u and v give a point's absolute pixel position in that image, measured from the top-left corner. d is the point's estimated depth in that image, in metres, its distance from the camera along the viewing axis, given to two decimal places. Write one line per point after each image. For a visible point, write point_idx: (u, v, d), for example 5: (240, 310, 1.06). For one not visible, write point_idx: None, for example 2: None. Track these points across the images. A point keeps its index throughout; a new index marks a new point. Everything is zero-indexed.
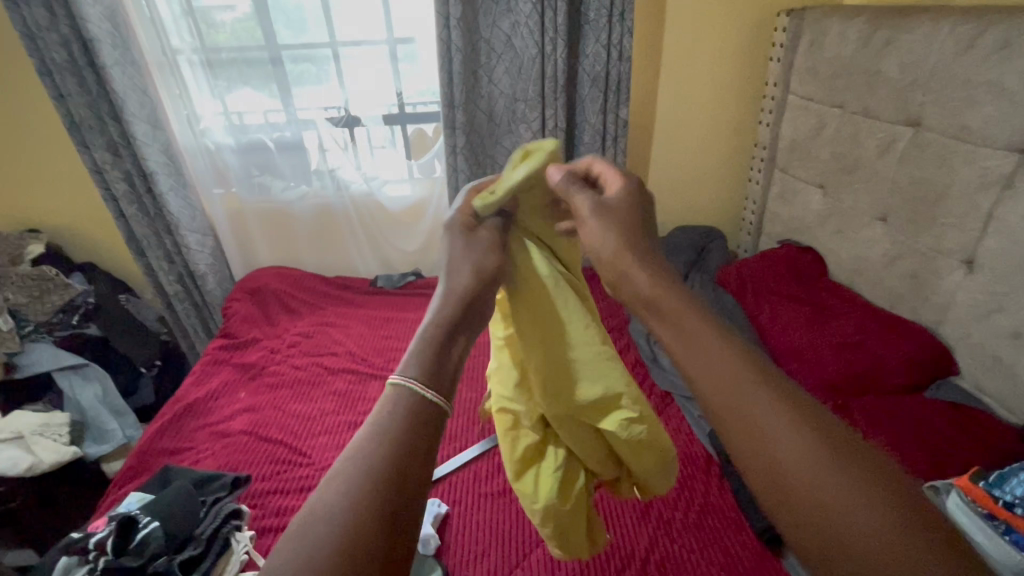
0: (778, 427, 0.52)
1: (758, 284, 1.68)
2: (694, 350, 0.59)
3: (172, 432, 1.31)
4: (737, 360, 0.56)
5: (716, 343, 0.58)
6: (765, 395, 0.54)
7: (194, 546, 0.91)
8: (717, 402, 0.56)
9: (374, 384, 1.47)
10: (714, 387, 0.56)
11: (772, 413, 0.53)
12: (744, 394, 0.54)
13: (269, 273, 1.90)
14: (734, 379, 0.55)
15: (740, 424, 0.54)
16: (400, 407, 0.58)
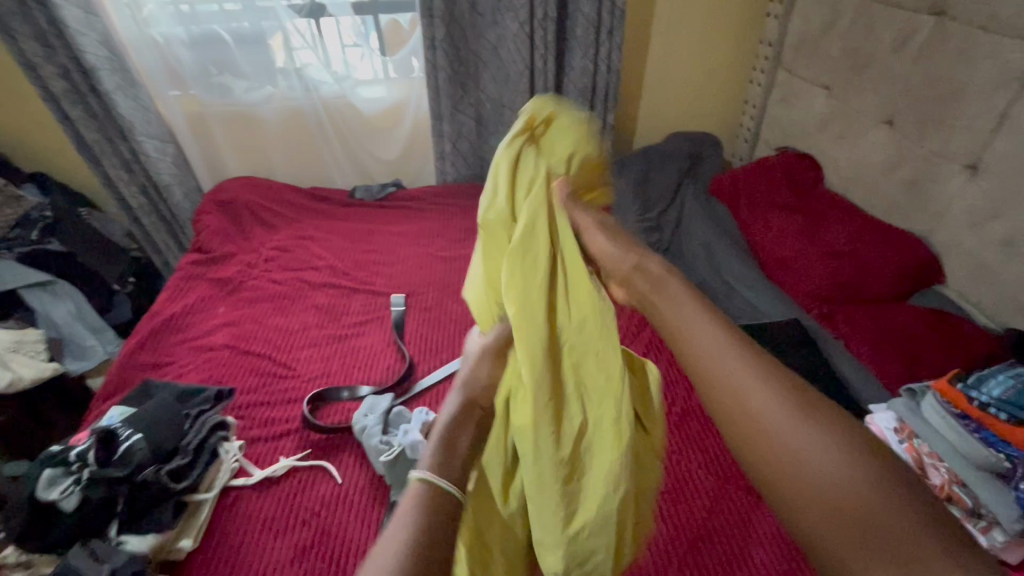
0: (749, 385, 0.70)
1: (751, 193, 1.64)
2: (685, 325, 0.78)
3: (151, 348, 1.28)
4: (722, 338, 0.74)
5: (699, 325, 0.77)
6: (745, 363, 0.72)
7: (181, 455, 0.91)
8: (704, 368, 0.74)
9: (357, 298, 1.44)
10: (700, 360, 0.74)
11: (749, 374, 0.71)
12: (723, 358, 0.73)
13: (240, 184, 1.79)
14: (718, 350, 0.74)
15: (724, 385, 0.71)
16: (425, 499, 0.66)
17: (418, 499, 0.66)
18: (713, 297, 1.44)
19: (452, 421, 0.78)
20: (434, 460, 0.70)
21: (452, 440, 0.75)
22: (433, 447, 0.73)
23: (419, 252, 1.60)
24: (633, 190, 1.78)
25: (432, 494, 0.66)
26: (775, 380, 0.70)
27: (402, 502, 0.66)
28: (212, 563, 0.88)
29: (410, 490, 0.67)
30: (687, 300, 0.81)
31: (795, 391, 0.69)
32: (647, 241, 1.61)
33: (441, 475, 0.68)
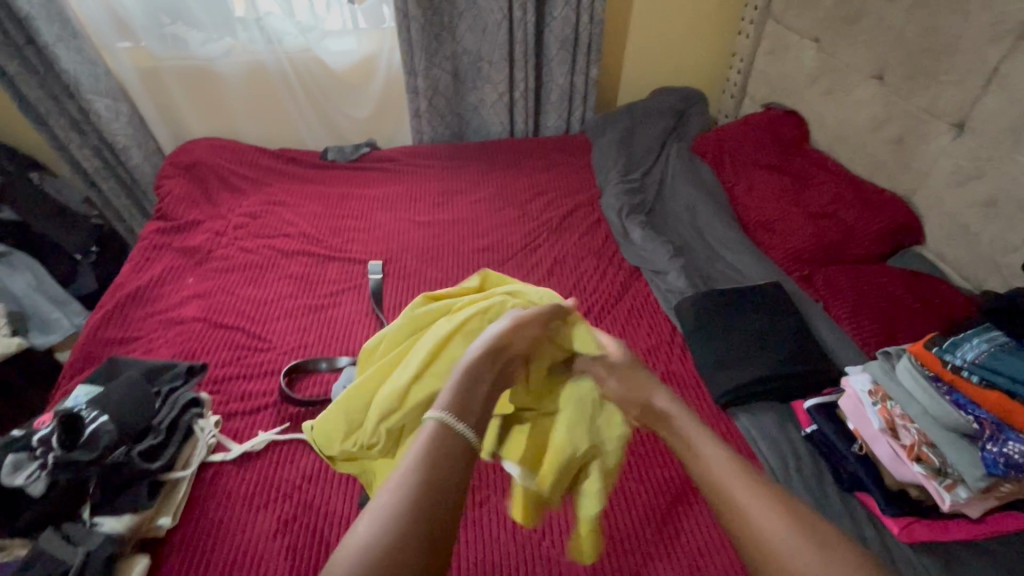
0: (768, 515, 0.60)
1: (737, 153, 1.62)
2: (686, 441, 0.71)
3: (118, 321, 1.22)
4: (725, 455, 0.67)
5: (705, 441, 0.70)
6: (750, 486, 0.63)
7: (154, 435, 0.88)
8: (714, 493, 0.65)
9: (332, 266, 1.40)
10: (709, 481, 0.66)
11: (767, 508, 0.61)
12: (729, 478, 0.65)
13: (203, 145, 1.69)
14: (725, 472, 0.65)
15: (733, 513, 0.63)
16: (439, 443, 0.59)
17: (431, 439, 0.60)
18: (696, 261, 1.43)
19: (472, 368, 0.70)
20: (450, 398, 0.64)
21: (471, 385, 0.68)
22: (451, 386, 0.67)
23: (397, 217, 1.55)
24: (616, 149, 1.73)
25: (445, 439, 0.60)
26: (783, 504, 0.61)
27: (413, 443, 0.60)
28: (194, 540, 0.87)
29: (423, 428, 0.61)
30: (689, 418, 0.75)
31: (810, 518, 0.60)
32: (630, 203, 1.58)
33: (455, 415, 0.62)
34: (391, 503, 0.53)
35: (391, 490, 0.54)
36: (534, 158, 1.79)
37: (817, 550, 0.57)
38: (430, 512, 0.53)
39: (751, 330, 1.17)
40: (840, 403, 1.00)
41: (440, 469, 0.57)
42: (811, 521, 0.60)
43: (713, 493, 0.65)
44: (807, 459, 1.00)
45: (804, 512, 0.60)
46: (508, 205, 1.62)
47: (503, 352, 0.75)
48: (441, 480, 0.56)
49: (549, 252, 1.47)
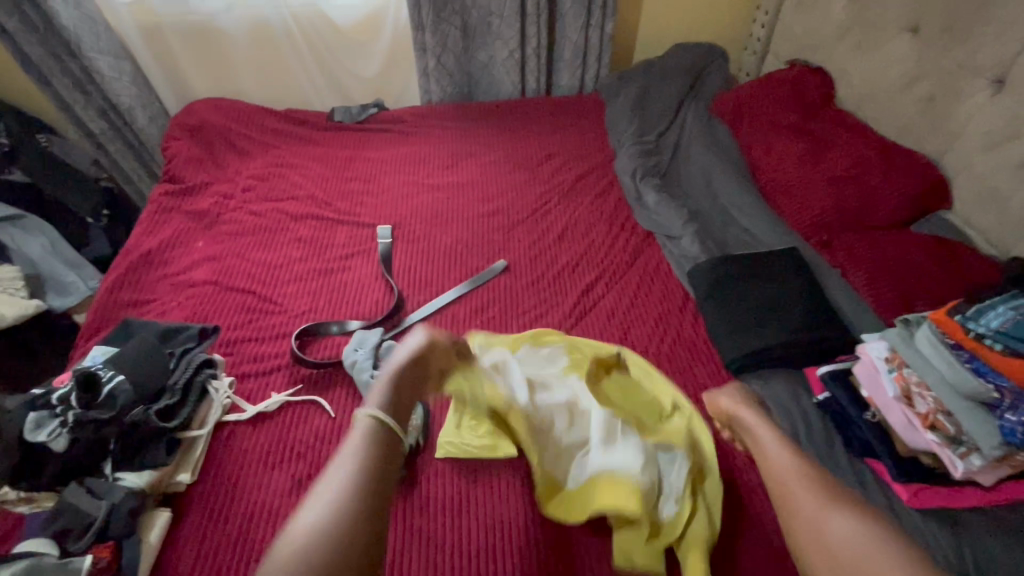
0: (804, 487, 0.70)
1: (757, 113, 1.55)
2: (761, 449, 0.80)
3: (130, 284, 1.22)
4: (795, 461, 0.75)
5: (777, 450, 0.78)
6: (813, 489, 0.70)
7: (170, 395, 0.89)
8: (779, 494, 0.72)
9: (341, 230, 1.38)
10: (776, 483, 0.73)
11: (806, 488, 0.70)
12: (792, 481, 0.72)
13: (208, 106, 1.65)
14: (791, 476, 0.72)
15: (790, 509, 0.69)
16: (372, 437, 0.66)
17: (368, 436, 0.66)
18: (710, 225, 1.40)
19: (405, 368, 0.78)
20: (380, 399, 0.72)
21: (399, 390, 0.75)
22: (382, 389, 0.74)
23: (405, 181, 1.53)
24: (631, 110, 1.67)
25: (380, 434, 0.67)
26: (846, 504, 0.67)
27: (349, 438, 0.66)
28: (212, 495, 0.90)
29: (356, 426, 0.67)
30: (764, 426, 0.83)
31: (869, 515, 0.65)
32: (644, 166, 1.53)
33: (387, 414, 0.70)
34: (338, 492, 0.59)
35: (337, 480, 0.60)
36: (546, 119, 1.74)
37: (841, 511, 0.66)
38: (369, 496, 0.60)
39: (766, 297, 1.15)
40: (854, 370, 0.98)
41: (376, 459, 0.64)
42: (872, 518, 0.64)
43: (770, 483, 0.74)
44: (818, 425, 0.99)
45: (868, 512, 0.65)
46: (518, 168, 1.58)
47: (423, 365, 0.81)
48: (382, 472, 0.63)
49: (560, 216, 1.45)
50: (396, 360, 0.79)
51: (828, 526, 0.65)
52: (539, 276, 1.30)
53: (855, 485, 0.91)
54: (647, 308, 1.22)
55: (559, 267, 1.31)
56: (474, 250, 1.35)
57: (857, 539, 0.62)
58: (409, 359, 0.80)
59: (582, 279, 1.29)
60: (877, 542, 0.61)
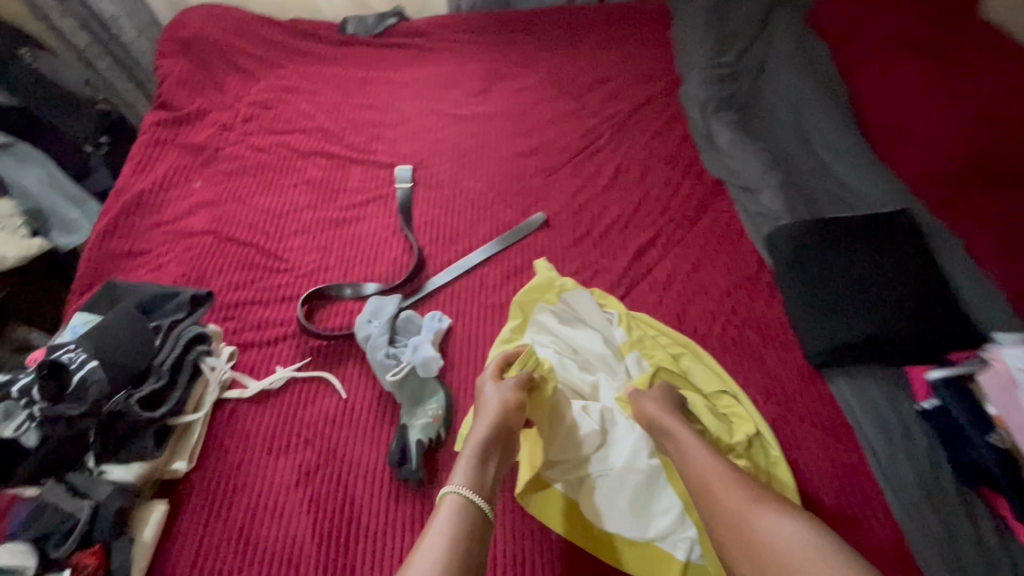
0: (727, 488, 0.68)
1: (867, 25, 1.22)
2: (680, 447, 0.75)
3: (121, 231, 1.09)
4: (715, 459, 0.72)
5: (697, 448, 0.73)
6: (733, 488, 0.68)
7: (155, 379, 0.78)
8: (702, 494, 0.70)
9: (355, 171, 1.20)
10: (698, 481, 0.71)
11: (731, 492, 0.68)
12: (715, 481, 0.69)
13: (202, 15, 1.42)
14: (716, 474, 0.70)
15: (719, 514, 0.67)
16: (461, 516, 0.67)
17: (455, 514, 0.67)
18: (796, 174, 1.14)
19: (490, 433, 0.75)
20: (467, 472, 0.71)
21: (485, 458, 0.74)
22: (466, 458, 0.73)
23: (429, 110, 1.30)
24: (705, 20, 1.35)
25: (463, 511, 0.67)
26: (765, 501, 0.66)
27: (438, 515, 0.68)
28: (212, 483, 0.81)
29: (445, 503, 0.69)
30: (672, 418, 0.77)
31: (788, 508, 0.65)
32: (718, 95, 1.25)
33: (474, 489, 0.70)
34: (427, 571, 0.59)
35: (428, 560, 0.61)
36: (598, 32, 1.44)
37: (769, 512, 0.65)
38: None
39: (867, 273, 0.93)
40: (980, 377, 0.78)
41: (464, 537, 0.65)
42: (801, 520, 0.64)
43: (696, 489, 0.71)
44: (920, 440, 0.81)
45: (794, 511, 0.65)
46: (563, 95, 1.32)
47: (508, 425, 0.76)
48: (471, 551, 0.64)
49: (611, 157, 1.21)
50: (479, 424, 0.76)
51: (760, 532, 0.63)
52: (584, 233, 1.09)
53: (964, 519, 0.74)
54: (713, 278, 1.02)
55: (608, 222, 1.10)
56: (507, 199, 1.15)
57: (801, 546, 0.61)
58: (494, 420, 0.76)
59: (635, 239, 1.08)
60: (821, 548, 0.60)
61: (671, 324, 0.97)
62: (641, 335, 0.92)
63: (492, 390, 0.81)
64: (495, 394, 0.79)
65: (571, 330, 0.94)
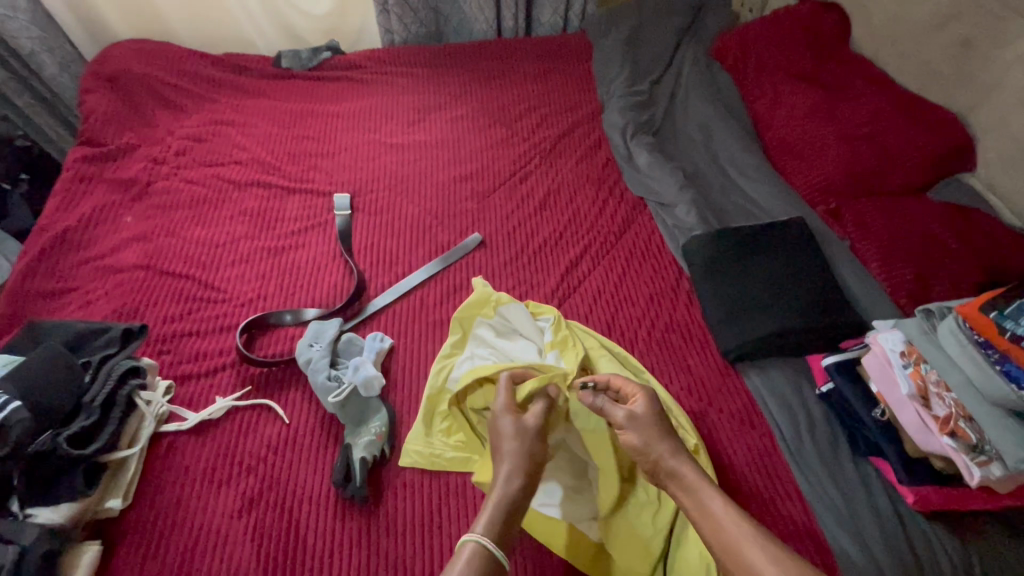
0: (743, 536, 0.65)
1: (762, 56, 1.38)
2: (697, 496, 0.71)
3: (46, 270, 1.06)
4: (733, 510, 0.68)
5: (714, 499, 0.70)
6: (761, 544, 0.64)
7: (85, 415, 0.77)
8: (729, 558, 0.65)
9: (293, 199, 1.22)
10: (723, 542, 0.66)
11: (750, 546, 0.64)
12: (742, 537, 0.65)
13: (128, 51, 1.42)
14: (736, 528, 0.66)
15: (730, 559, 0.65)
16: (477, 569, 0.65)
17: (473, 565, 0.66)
18: (707, 189, 1.26)
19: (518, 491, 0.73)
20: (489, 521, 0.70)
21: (512, 511, 0.72)
22: (489, 506, 0.71)
23: (365, 140, 1.34)
24: (621, 53, 1.48)
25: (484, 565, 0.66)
26: (790, 558, 0.63)
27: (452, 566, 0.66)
28: (150, 521, 0.80)
29: (463, 553, 0.67)
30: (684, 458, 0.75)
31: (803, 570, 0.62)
32: (636, 121, 1.36)
33: (492, 539, 0.68)
34: None
35: None
36: (525, 64, 1.54)
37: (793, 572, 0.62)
38: None
39: (769, 276, 1.04)
40: (864, 360, 0.89)
41: None
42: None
43: (707, 531, 0.68)
44: (820, 420, 0.91)
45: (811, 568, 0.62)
46: (494, 123, 1.40)
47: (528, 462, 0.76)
48: None
49: (542, 180, 1.29)
50: (502, 466, 0.75)
51: None
52: (518, 252, 1.16)
53: (859, 488, 0.83)
54: (638, 288, 1.10)
55: (540, 240, 1.17)
56: (444, 222, 1.20)
57: None
58: (517, 462, 0.75)
59: (566, 255, 1.15)
60: None
61: (601, 331, 1.04)
62: (566, 336, 0.97)
63: (503, 421, 0.79)
64: (507, 426, 0.78)
65: (507, 341, 0.99)
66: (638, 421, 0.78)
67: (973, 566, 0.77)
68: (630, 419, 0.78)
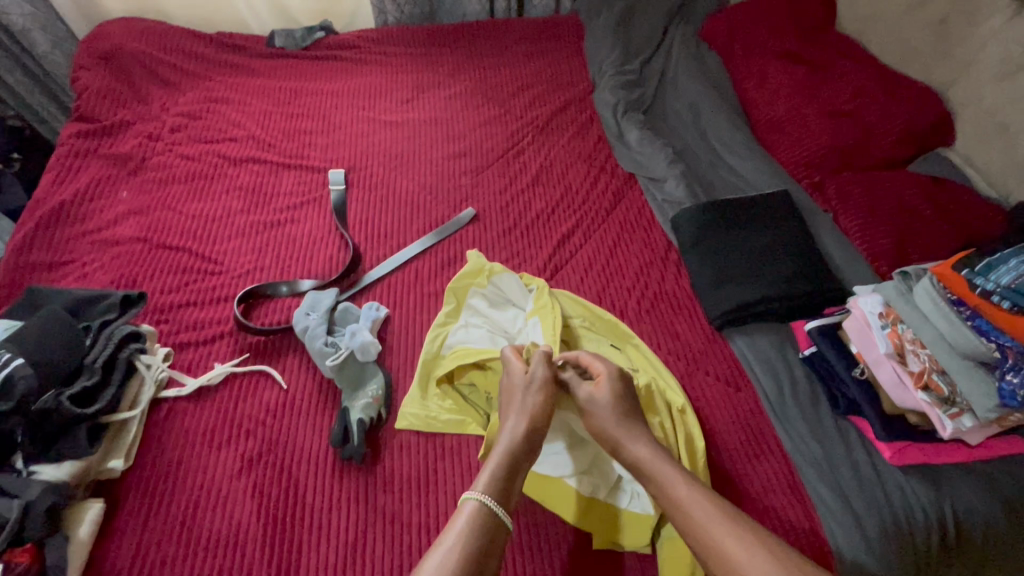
0: (710, 516, 0.67)
1: (750, 35, 1.41)
2: (661, 483, 0.71)
3: (43, 244, 1.06)
4: (704, 497, 0.69)
5: (678, 483, 0.70)
6: (733, 530, 0.65)
7: (88, 375, 0.79)
8: (696, 539, 0.66)
9: (288, 175, 1.23)
10: (690, 525, 0.67)
11: (717, 521, 0.66)
12: (710, 521, 0.66)
13: (120, 28, 1.42)
14: (704, 514, 0.67)
15: (697, 539, 0.66)
16: (475, 521, 0.66)
17: (473, 521, 0.66)
18: (695, 166, 1.28)
19: (514, 447, 0.74)
20: (490, 478, 0.70)
21: (512, 471, 0.72)
22: (492, 463, 0.72)
23: (359, 117, 1.35)
24: (613, 33, 1.50)
25: (486, 519, 0.66)
26: (760, 544, 0.63)
27: (456, 520, 0.66)
28: (151, 481, 0.82)
29: (465, 507, 0.67)
30: (646, 438, 0.76)
31: (767, 540, 0.64)
32: (626, 99, 1.39)
33: (496, 497, 0.69)
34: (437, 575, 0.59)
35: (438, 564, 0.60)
36: (518, 44, 1.56)
37: (758, 548, 0.63)
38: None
39: (755, 246, 1.07)
40: (844, 324, 0.92)
41: (480, 539, 0.64)
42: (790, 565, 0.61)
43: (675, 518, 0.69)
44: (804, 382, 0.94)
45: (784, 555, 0.62)
46: (487, 101, 1.42)
47: (533, 421, 0.77)
48: (486, 552, 0.64)
49: (534, 157, 1.31)
50: (508, 424, 0.77)
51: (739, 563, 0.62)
52: (511, 225, 1.18)
53: (840, 445, 0.87)
54: (628, 260, 1.13)
55: (534, 214, 1.19)
56: (438, 197, 1.22)
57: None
58: (522, 418, 0.77)
59: (558, 228, 1.17)
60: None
61: (592, 300, 1.06)
62: (545, 304, 0.98)
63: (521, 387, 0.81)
64: (525, 394, 0.80)
65: (499, 311, 1.01)
66: (596, 404, 0.79)
67: (947, 517, 0.81)
68: (593, 397, 0.80)
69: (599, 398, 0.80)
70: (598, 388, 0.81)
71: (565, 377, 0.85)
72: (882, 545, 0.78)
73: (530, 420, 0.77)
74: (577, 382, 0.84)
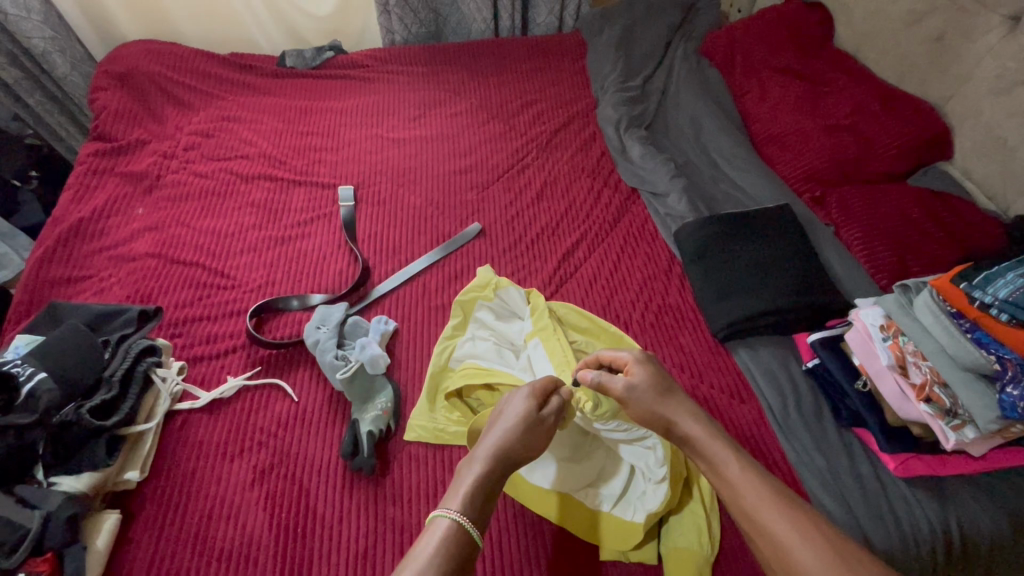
0: (762, 499, 0.67)
1: (750, 52, 1.43)
2: (716, 466, 0.72)
3: (61, 259, 1.09)
4: (758, 478, 0.69)
5: (732, 464, 0.71)
6: (785, 512, 0.66)
7: (106, 389, 0.82)
8: (748, 519, 0.67)
9: (299, 192, 1.26)
10: (742, 506, 0.68)
11: (769, 506, 0.67)
12: (763, 504, 0.67)
13: (138, 51, 1.46)
14: (758, 495, 0.68)
15: (751, 520, 0.67)
16: (448, 538, 0.64)
17: (446, 540, 0.63)
18: (697, 180, 1.31)
19: (493, 464, 0.72)
20: (466, 498, 0.68)
21: (490, 489, 0.70)
22: (467, 481, 0.70)
23: (368, 134, 1.39)
24: (615, 51, 1.53)
25: (458, 538, 0.64)
26: (817, 533, 0.64)
27: (426, 537, 0.64)
28: (166, 491, 0.83)
29: (434, 525, 0.65)
30: (702, 420, 0.77)
31: (814, 527, 0.64)
32: (629, 115, 1.41)
33: (466, 515, 0.66)
34: None
35: None
36: (522, 62, 1.59)
37: (809, 532, 0.64)
38: None
39: (756, 260, 1.08)
40: (845, 336, 0.93)
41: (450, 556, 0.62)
42: (846, 553, 0.62)
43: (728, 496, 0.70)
44: (807, 394, 0.95)
45: (841, 546, 0.63)
46: (492, 118, 1.45)
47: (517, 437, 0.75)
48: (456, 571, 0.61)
49: (539, 172, 1.34)
50: (490, 438, 0.74)
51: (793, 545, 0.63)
52: (517, 239, 1.20)
53: (844, 456, 0.88)
54: (632, 273, 1.15)
55: (538, 228, 1.22)
56: (445, 212, 1.25)
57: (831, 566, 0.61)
58: (504, 434, 0.74)
59: (562, 242, 1.20)
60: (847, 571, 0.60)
61: (597, 313, 1.08)
62: (544, 323, 0.99)
63: (514, 401, 0.78)
64: (514, 408, 0.77)
65: (506, 323, 1.03)
66: (636, 391, 0.78)
67: (951, 528, 0.81)
68: (630, 384, 0.78)
69: (640, 386, 0.78)
70: (634, 377, 0.79)
71: (592, 377, 0.82)
72: (886, 556, 0.79)
73: (514, 437, 0.74)
74: (608, 377, 0.82)
